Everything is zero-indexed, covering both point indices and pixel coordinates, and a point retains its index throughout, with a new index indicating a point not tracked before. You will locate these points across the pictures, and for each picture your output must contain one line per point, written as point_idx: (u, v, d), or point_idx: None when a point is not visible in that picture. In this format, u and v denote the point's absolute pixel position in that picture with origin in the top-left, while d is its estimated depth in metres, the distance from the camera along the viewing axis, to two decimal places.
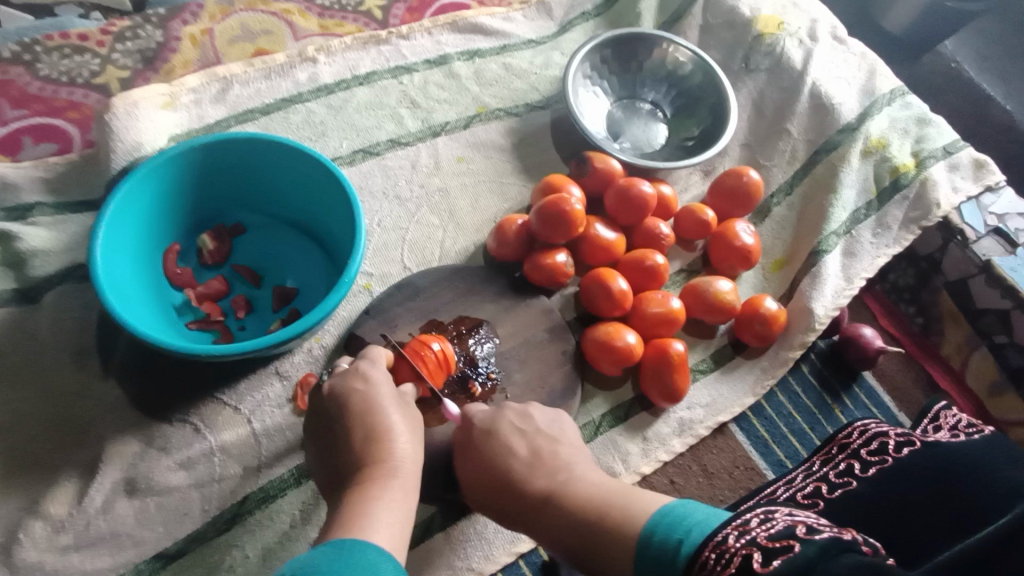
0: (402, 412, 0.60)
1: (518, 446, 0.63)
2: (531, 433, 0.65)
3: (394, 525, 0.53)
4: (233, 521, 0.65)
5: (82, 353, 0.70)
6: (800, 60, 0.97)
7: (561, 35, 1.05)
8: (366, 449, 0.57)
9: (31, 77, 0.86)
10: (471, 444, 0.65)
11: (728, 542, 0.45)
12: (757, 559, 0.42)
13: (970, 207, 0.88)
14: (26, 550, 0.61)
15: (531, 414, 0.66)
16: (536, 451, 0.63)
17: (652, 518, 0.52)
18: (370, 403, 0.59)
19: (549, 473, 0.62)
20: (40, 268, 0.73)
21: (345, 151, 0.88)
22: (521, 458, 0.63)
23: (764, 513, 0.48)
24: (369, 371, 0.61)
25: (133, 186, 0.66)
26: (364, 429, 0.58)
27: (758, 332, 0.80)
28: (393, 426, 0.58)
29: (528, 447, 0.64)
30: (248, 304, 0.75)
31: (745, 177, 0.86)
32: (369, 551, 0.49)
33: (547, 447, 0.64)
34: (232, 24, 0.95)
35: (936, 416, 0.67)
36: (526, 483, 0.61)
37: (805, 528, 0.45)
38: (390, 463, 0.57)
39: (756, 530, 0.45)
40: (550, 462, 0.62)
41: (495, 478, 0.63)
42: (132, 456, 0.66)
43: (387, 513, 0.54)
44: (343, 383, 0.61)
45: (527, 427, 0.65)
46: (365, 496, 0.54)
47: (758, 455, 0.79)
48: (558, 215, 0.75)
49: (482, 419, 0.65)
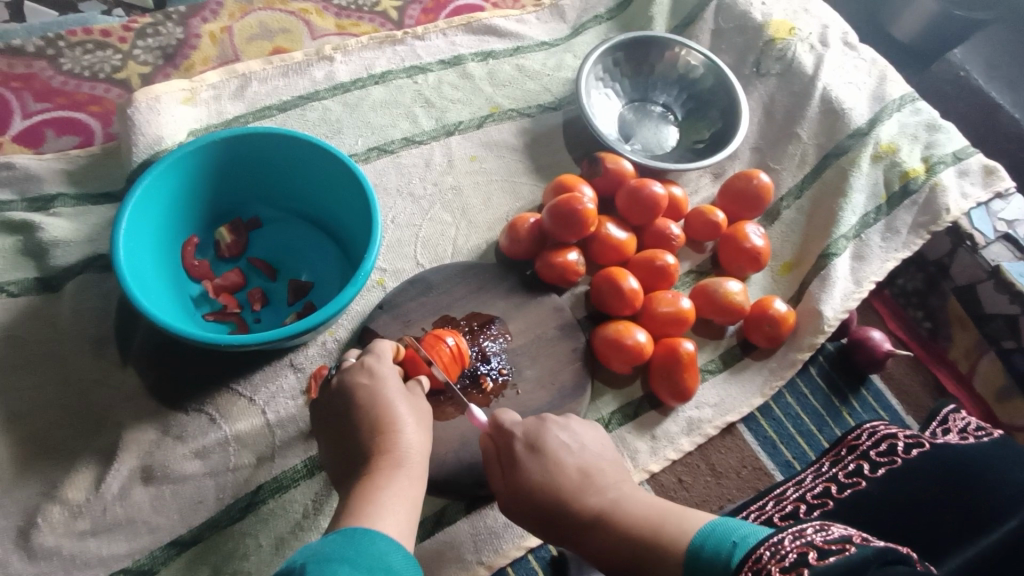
0: (408, 404, 0.61)
1: (566, 462, 0.63)
2: (577, 448, 0.64)
3: (400, 512, 0.54)
4: (247, 510, 0.66)
5: (100, 342, 0.71)
6: (811, 65, 0.98)
7: (574, 37, 1.06)
8: (373, 440, 0.58)
9: (54, 72, 0.88)
10: (514, 459, 0.63)
11: (784, 543, 0.45)
12: (813, 556, 0.43)
13: (980, 213, 0.88)
14: (44, 534, 0.62)
15: (573, 427, 0.66)
16: (585, 470, 0.63)
17: (701, 531, 0.52)
18: (376, 396, 0.60)
19: (598, 490, 0.61)
20: (61, 258, 0.74)
21: (360, 148, 0.90)
22: (569, 475, 0.62)
23: (820, 522, 0.48)
24: (374, 365, 0.62)
25: (156, 177, 0.68)
26: (369, 421, 0.59)
27: (767, 333, 0.81)
28: (399, 417, 0.59)
29: (576, 465, 0.63)
30: (264, 296, 0.76)
31: (755, 179, 0.87)
32: (379, 541, 0.50)
33: (593, 464, 0.63)
34: (251, 22, 0.96)
35: (945, 420, 0.68)
36: (576, 501, 0.61)
37: (863, 538, 0.45)
38: (396, 454, 0.57)
39: (813, 533, 0.45)
40: (599, 480, 0.62)
41: (545, 499, 0.61)
42: (149, 444, 0.67)
43: (394, 501, 0.55)
44: (349, 377, 0.61)
45: (573, 441, 0.65)
46: (371, 486, 0.55)
47: (766, 456, 0.79)
48: (570, 214, 0.75)
49: (525, 432, 0.64)
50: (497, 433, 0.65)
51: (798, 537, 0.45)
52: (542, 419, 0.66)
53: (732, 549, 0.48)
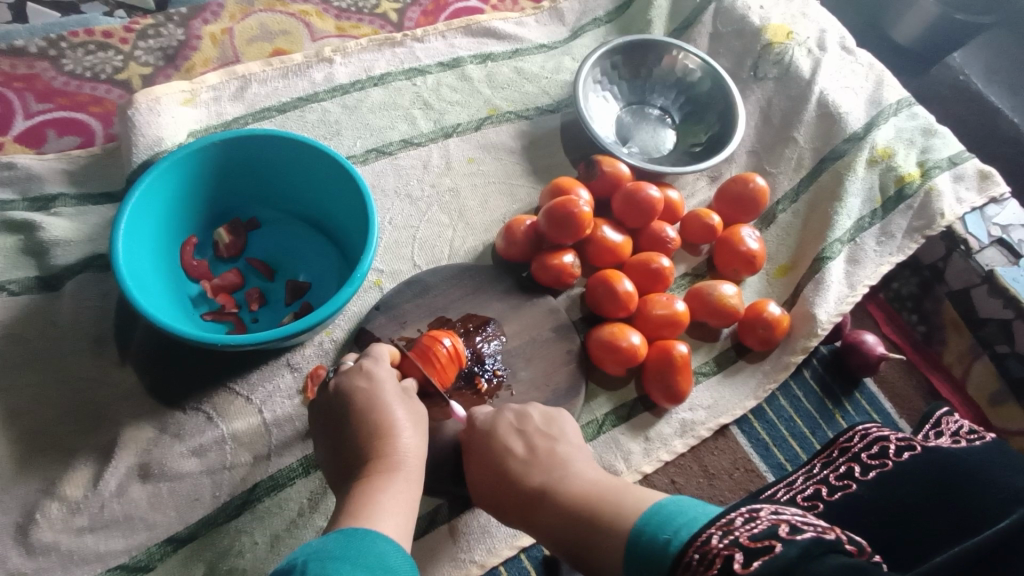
0: (406, 408, 0.61)
1: (514, 444, 0.66)
2: (529, 430, 0.67)
3: (398, 515, 0.55)
4: (243, 508, 0.67)
5: (100, 341, 0.72)
6: (808, 69, 0.99)
7: (572, 40, 1.07)
8: (371, 444, 0.59)
9: (56, 72, 0.89)
10: (472, 443, 0.67)
11: (713, 542, 0.46)
12: (738, 559, 0.43)
13: (974, 217, 0.89)
14: (43, 530, 0.62)
15: (528, 413, 0.68)
16: (532, 447, 0.65)
17: (644, 516, 0.54)
18: (374, 400, 0.60)
19: (545, 470, 0.64)
20: (62, 257, 0.75)
21: (359, 149, 0.90)
22: (518, 457, 0.65)
23: (749, 512, 0.48)
24: (373, 368, 0.62)
25: (154, 179, 0.68)
26: (367, 424, 0.59)
27: (761, 336, 0.81)
28: (396, 421, 0.60)
29: (524, 444, 0.66)
30: (262, 297, 0.77)
31: (751, 183, 0.88)
32: (379, 540, 0.51)
33: (543, 444, 0.66)
34: (251, 24, 0.97)
35: (937, 423, 0.70)
36: (524, 479, 0.64)
37: (789, 530, 0.44)
38: (393, 458, 0.58)
39: (740, 530, 0.45)
40: (546, 458, 0.65)
41: (498, 479, 0.65)
42: (146, 442, 0.67)
43: (392, 505, 0.55)
44: (346, 381, 0.61)
45: (525, 426, 0.67)
46: (369, 489, 0.56)
47: (759, 458, 0.80)
48: (566, 217, 0.76)
49: (482, 420, 0.68)
50: (470, 428, 0.68)
51: (723, 534, 0.46)
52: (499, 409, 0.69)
53: (672, 537, 0.50)
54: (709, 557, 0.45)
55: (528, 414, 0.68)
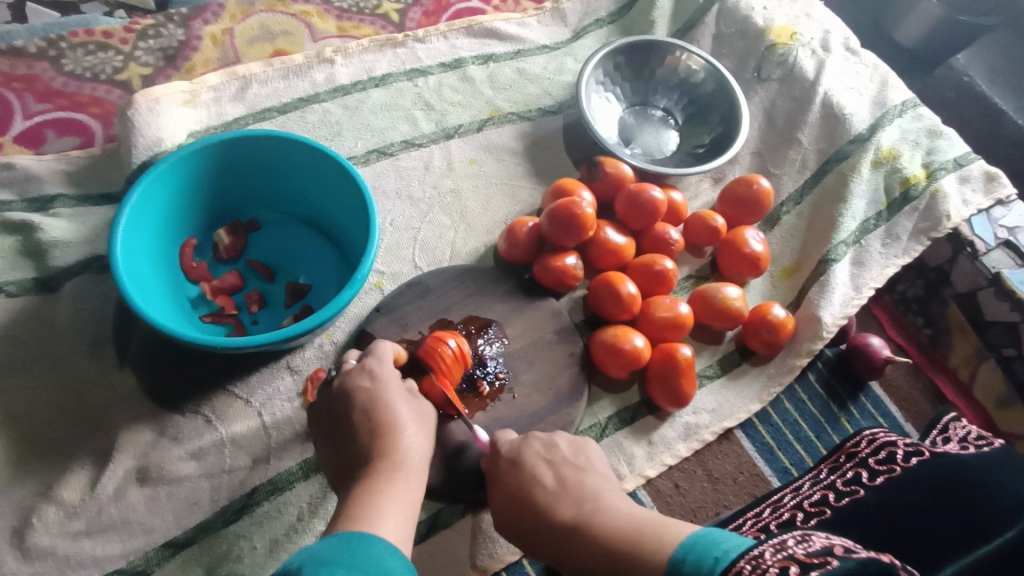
0: (410, 407, 0.61)
1: (543, 475, 0.64)
2: (557, 460, 0.65)
3: (398, 515, 0.54)
4: (241, 512, 0.66)
5: (98, 343, 0.71)
6: (812, 70, 0.98)
7: (575, 41, 1.06)
8: (372, 443, 0.58)
9: (55, 73, 0.88)
10: (499, 475, 0.65)
11: (766, 558, 0.44)
12: (794, 570, 0.42)
13: (980, 219, 0.88)
14: (39, 534, 0.62)
15: (555, 443, 0.67)
16: (561, 478, 0.63)
17: (683, 542, 0.52)
18: (376, 399, 0.60)
19: (575, 502, 0.61)
20: (60, 258, 0.74)
21: (360, 150, 0.90)
22: (547, 487, 0.63)
23: (802, 535, 0.48)
24: (376, 367, 0.62)
25: (154, 180, 0.68)
26: (370, 423, 0.59)
27: (765, 338, 0.80)
28: (399, 420, 0.59)
29: (553, 475, 0.64)
30: (262, 298, 0.76)
31: (754, 185, 0.87)
32: (378, 544, 0.49)
33: (572, 475, 0.64)
34: (252, 24, 0.97)
35: (945, 428, 0.69)
36: (552, 511, 0.61)
37: (843, 549, 0.45)
38: (394, 457, 0.57)
39: (795, 547, 0.45)
40: (575, 489, 0.62)
41: (525, 509, 0.62)
42: (144, 445, 0.67)
43: (393, 505, 0.54)
44: (350, 380, 0.61)
45: (553, 455, 0.65)
46: (370, 489, 0.55)
47: (763, 462, 0.79)
48: (567, 218, 0.75)
49: (509, 449, 0.66)
50: (491, 453, 0.67)
51: (777, 551, 0.45)
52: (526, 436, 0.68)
53: (716, 561, 0.48)
54: (762, 568, 0.43)
55: (554, 444, 0.67)
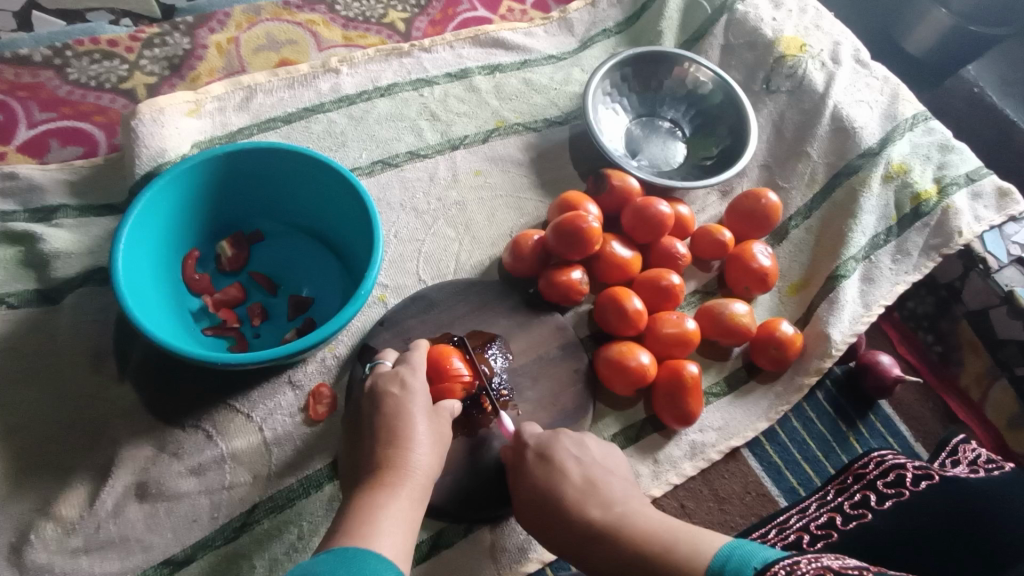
0: (429, 424, 0.59)
1: (570, 470, 0.62)
2: (587, 459, 0.63)
3: (397, 533, 0.52)
4: (241, 530, 0.65)
5: (99, 356, 0.71)
6: (821, 83, 0.97)
7: (582, 51, 1.05)
8: (383, 452, 0.56)
9: (60, 81, 0.88)
10: (525, 468, 0.63)
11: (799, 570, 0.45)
12: None
13: (993, 236, 0.87)
14: (36, 551, 0.61)
15: (585, 442, 0.65)
16: (590, 477, 0.61)
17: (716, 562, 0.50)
18: (401, 408, 0.58)
19: (604, 504, 0.59)
20: (61, 270, 0.74)
21: (364, 161, 0.89)
22: (574, 485, 0.61)
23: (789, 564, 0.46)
24: (408, 378, 0.61)
25: (155, 194, 0.67)
26: (387, 432, 0.57)
27: (773, 356, 0.79)
28: (415, 435, 0.57)
29: (581, 473, 0.62)
30: (264, 311, 0.75)
31: (763, 199, 0.86)
32: (372, 560, 0.48)
33: (599, 476, 0.62)
34: (258, 33, 0.96)
35: (954, 450, 0.68)
36: (580, 513, 0.59)
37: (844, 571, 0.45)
38: (403, 470, 0.55)
39: (830, 559, 0.47)
40: (603, 492, 0.60)
41: (544, 501, 0.61)
42: (144, 460, 0.66)
43: (392, 522, 0.52)
44: (380, 384, 0.61)
45: (583, 454, 0.64)
46: (373, 501, 0.53)
47: (770, 481, 0.78)
48: (574, 232, 0.74)
49: (538, 441, 0.64)
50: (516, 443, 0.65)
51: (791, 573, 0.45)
52: (556, 431, 0.66)
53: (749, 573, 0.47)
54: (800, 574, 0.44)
55: (583, 443, 0.65)
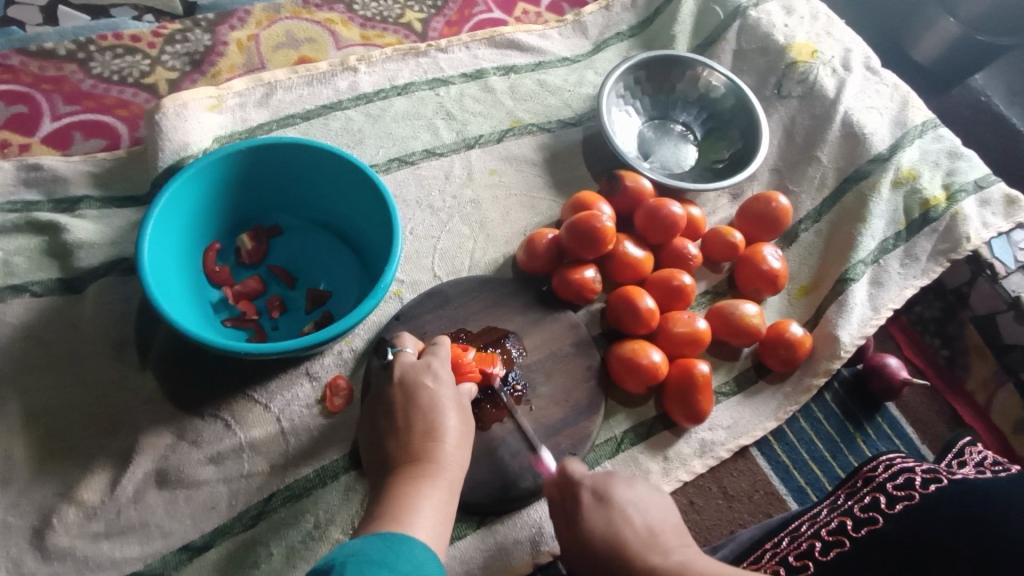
0: (459, 417, 0.60)
1: (632, 518, 0.57)
2: (641, 502, 0.59)
3: (432, 520, 0.54)
4: (259, 518, 0.66)
5: (121, 345, 0.72)
6: (832, 89, 0.98)
7: (595, 53, 1.07)
8: (419, 443, 0.58)
9: (84, 75, 0.89)
10: (578, 510, 0.59)
11: None
12: None
13: (1001, 242, 0.88)
14: (58, 535, 0.62)
15: (636, 481, 0.61)
16: (652, 528, 0.57)
17: None
18: (435, 401, 0.59)
19: (664, 552, 0.55)
20: (85, 260, 0.75)
21: (381, 158, 0.90)
22: (635, 531, 0.56)
23: None
24: (438, 368, 0.62)
25: (181, 185, 0.68)
26: (423, 424, 0.58)
27: (783, 357, 0.80)
28: (446, 428, 0.58)
29: (643, 522, 0.57)
30: (283, 304, 0.77)
31: (774, 203, 0.87)
32: (416, 548, 0.49)
33: (658, 522, 0.57)
34: (278, 31, 0.98)
35: (960, 453, 0.70)
36: (643, 563, 0.54)
37: None
38: (436, 462, 0.57)
39: None
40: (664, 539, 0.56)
41: (603, 555, 0.56)
42: (164, 448, 0.67)
43: (427, 507, 0.54)
44: (412, 375, 0.61)
45: (636, 494, 0.59)
46: (413, 491, 0.55)
47: (779, 480, 0.79)
48: (590, 232, 0.75)
49: (593, 482, 0.60)
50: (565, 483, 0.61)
51: None
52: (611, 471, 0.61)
53: None
54: None
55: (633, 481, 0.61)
